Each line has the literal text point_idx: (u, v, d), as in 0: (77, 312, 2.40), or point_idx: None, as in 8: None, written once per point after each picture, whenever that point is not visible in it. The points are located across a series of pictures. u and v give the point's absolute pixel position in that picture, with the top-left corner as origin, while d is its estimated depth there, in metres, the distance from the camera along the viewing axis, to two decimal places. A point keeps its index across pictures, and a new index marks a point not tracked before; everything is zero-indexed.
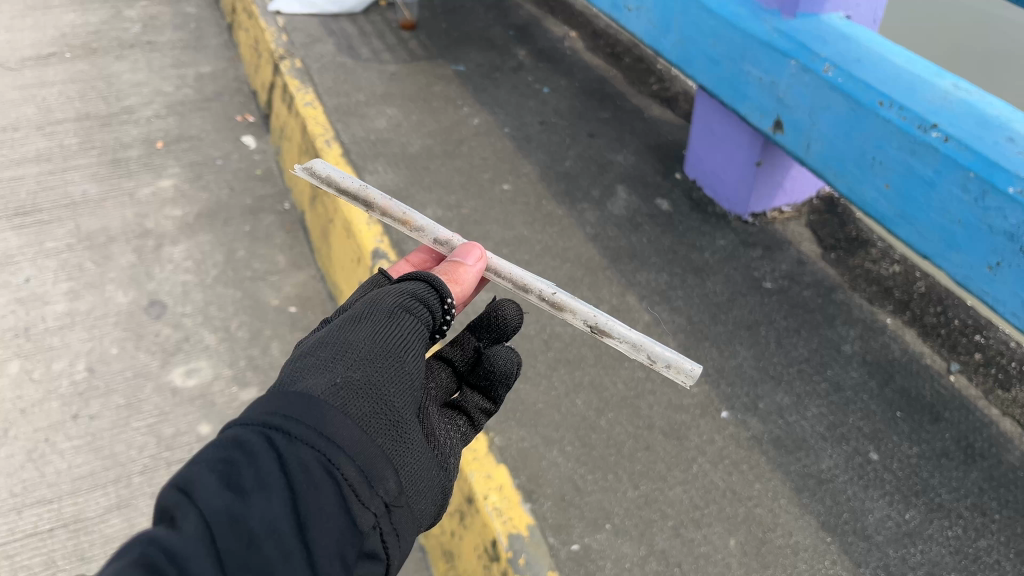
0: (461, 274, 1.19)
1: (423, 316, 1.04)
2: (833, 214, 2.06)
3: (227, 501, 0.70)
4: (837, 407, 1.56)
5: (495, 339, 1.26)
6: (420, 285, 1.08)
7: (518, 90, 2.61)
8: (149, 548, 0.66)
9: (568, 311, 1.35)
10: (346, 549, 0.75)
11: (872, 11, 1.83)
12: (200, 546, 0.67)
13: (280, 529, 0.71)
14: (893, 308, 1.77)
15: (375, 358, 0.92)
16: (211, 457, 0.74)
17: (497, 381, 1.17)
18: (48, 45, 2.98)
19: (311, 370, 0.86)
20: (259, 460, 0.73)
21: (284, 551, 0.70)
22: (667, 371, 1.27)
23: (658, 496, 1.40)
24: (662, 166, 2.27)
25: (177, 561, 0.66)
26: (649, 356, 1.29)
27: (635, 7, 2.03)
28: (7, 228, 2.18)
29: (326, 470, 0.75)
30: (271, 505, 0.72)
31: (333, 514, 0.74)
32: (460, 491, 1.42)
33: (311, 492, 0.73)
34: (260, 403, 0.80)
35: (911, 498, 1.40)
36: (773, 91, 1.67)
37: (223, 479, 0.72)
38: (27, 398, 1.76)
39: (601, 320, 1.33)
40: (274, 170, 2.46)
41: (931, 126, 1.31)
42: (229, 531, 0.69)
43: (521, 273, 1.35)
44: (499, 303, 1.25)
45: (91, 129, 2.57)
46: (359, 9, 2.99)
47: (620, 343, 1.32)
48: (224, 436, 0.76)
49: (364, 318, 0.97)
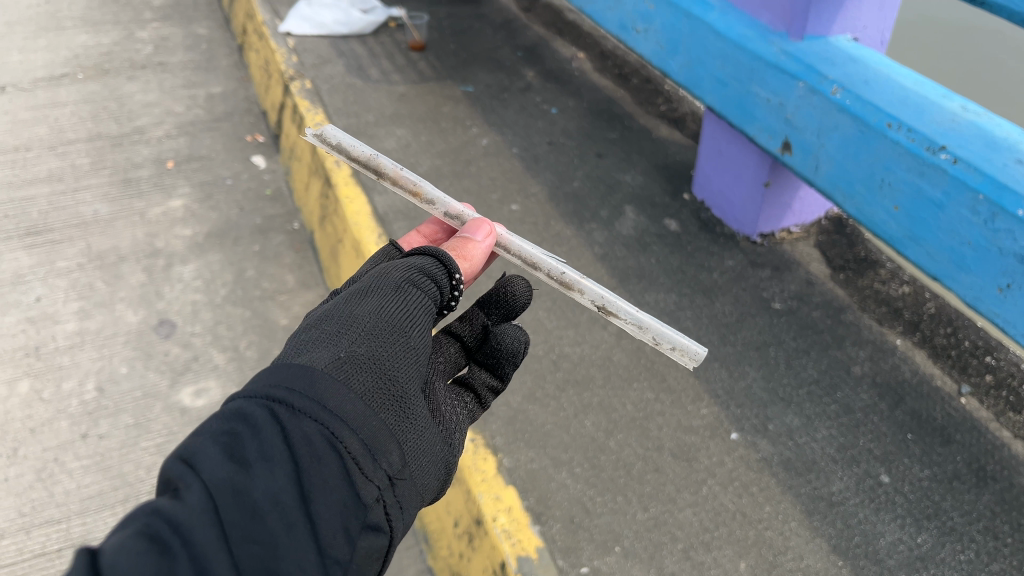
0: (470, 249, 1.19)
1: (428, 291, 1.05)
2: (841, 235, 2.06)
3: (230, 473, 0.69)
4: (847, 428, 1.55)
5: (504, 315, 1.28)
6: (428, 261, 1.09)
7: (526, 111, 2.62)
8: (152, 519, 0.64)
9: (577, 290, 1.36)
10: (350, 522, 0.74)
11: (880, 33, 1.84)
12: (205, 516, 0.65)
13: (283, 501, 0.70)
14: (903, 329, 1.77)
15: (380, 332, 0.92)
16: (214, 429, 0.72)
17: (505, 360, 1.20)
18: (61, 66, 3.01)
19: (316, 344, 0.86)
20: (263, 432, 0.72)
21: (288, 523, 0.69)
22: (673, 353, 1.31)
23: (668, 519, 1.39)
24: (671, 186, 2.27)
25: (181, 531, 0.64)
26: (655, 338, 1.32)
27: (644, 28, 2.04)
28: (18, 247, 2.20)
29: (329, 443, 0.74)
30: (275, 477, 0.70)
31: (337, 487, 0.74)
32: (468, 512, 1.41)
33: (314, 466, 0.72)
34: (262, 376, 0.79)
35: (923, 521, 1.39)
36: (781, 112, 1.68)
37: (226, 450, 0.70)
38: (37, 417, 1.76)
39: (609, 300, 1.34)
40: (283, 190, 2.47)
41: (941, 148, 1.31)
42: (232, 501, 0.67)
43: (531, 250, 1.36)
44: (508, 279, 1.27)
45: (103, 149, 2.59)
46: (368, 31, 3.02)
47: (626, 324, 1.34)
48: (225, 409, 0.75)
49: (371, 292, 0.99)
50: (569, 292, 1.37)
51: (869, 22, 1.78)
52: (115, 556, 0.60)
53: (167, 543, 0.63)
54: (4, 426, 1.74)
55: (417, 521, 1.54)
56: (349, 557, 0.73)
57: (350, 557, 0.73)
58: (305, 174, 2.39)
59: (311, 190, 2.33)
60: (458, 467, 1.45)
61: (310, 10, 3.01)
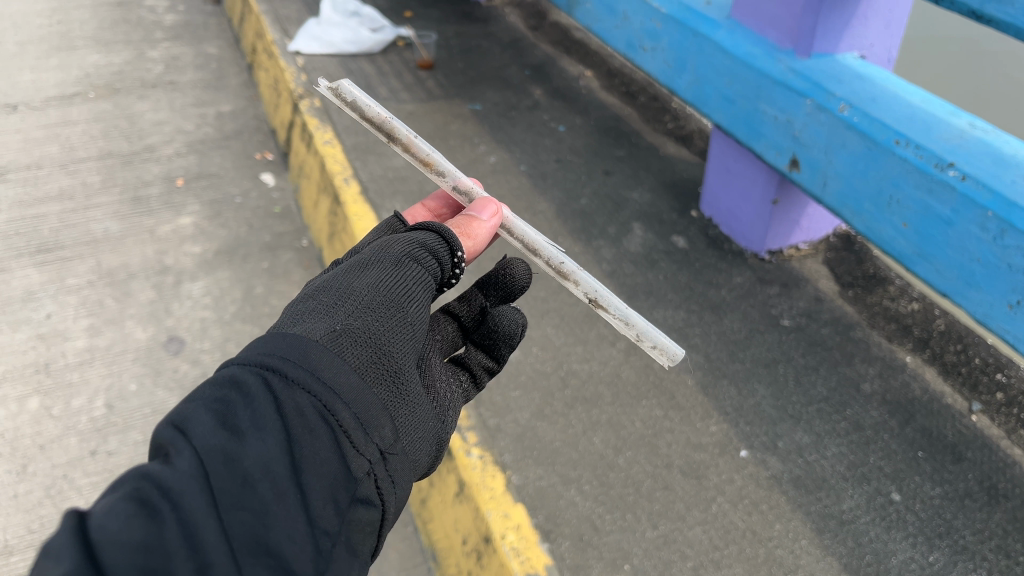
0: (474, 228, 1.20)
1: (429, 267, 1.06)
2: (850, 252, 2.06)
3: (222, 440, 0.70)
4: (858, 446, 1.54)
5: (502, 297, 1.29)
6: (432, 236, 1.10)
7: (534, 129, 2.63)
8: (142, 483, 0.65)
9: (572, 281, 1.37)
10: (339, 494, 0.77)
11: (886, 50, 1.84)
12: (195, 482, 0.67)
13: (274, 470, 0.72)
14: (912, 346, 1.76)
15: (378, 306, 0.93)
16: (207, 396, 0.74)
17: (500, 341, 1.20)
18: (72, 85, 3.04)
19: (312, 314, 0.87)
20: (255, 401, 0.74)
21: (278, 492, 0.71)
22: (653, 351, 1.30)
23: (677, 537, 1.39)
24: (678, 203, 2.28)
25: (171, 496, 0.65)
26: (638, 334, 1.31)
27: (651, 47, 2.05)
28: (29, 265, 2.21)
29: (322, 417, 0.76)
30: (266, 446, 0.72)
31: (328, 460, 0.76)
32: (475, 530, 1.40)
33: (307, 438, 0.75)
34: (257, 344, 0.80)
35: (935, 540, 1.38)
36: (789, 129, 1.68)
37: (218, 417, 0.72)
38: (46, 434, 1.77)
39: (601, 294, 1.34)
40: (292, 208, 2.48)
41: (949, 165, 1.31)
42: (223, 468, 0.69)
43: (534, 234, 1.37)
44: (509, 261, 1.28)
45: (113, 168, 2.61)
46: (377, 50, 3.06)
47: (614, 319, 1.34)
48: (219, 375, 0.76)
49: (372, 264, 0.99)
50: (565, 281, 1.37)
51: (876, 40, 1.79)
52: (104, 518, 0.62)
53: (156, 507, 0.65)
54: (13, 442, 1.75)
55: (426, 540, 1.53)
56: (337, 528, 0.76)
57: (338, 529, 0.76)
58: (314, 192, 2.40)
59: (319, 207, 2.34)
60: (467, 484, 1.45)
61: (319, 29, 3.04)
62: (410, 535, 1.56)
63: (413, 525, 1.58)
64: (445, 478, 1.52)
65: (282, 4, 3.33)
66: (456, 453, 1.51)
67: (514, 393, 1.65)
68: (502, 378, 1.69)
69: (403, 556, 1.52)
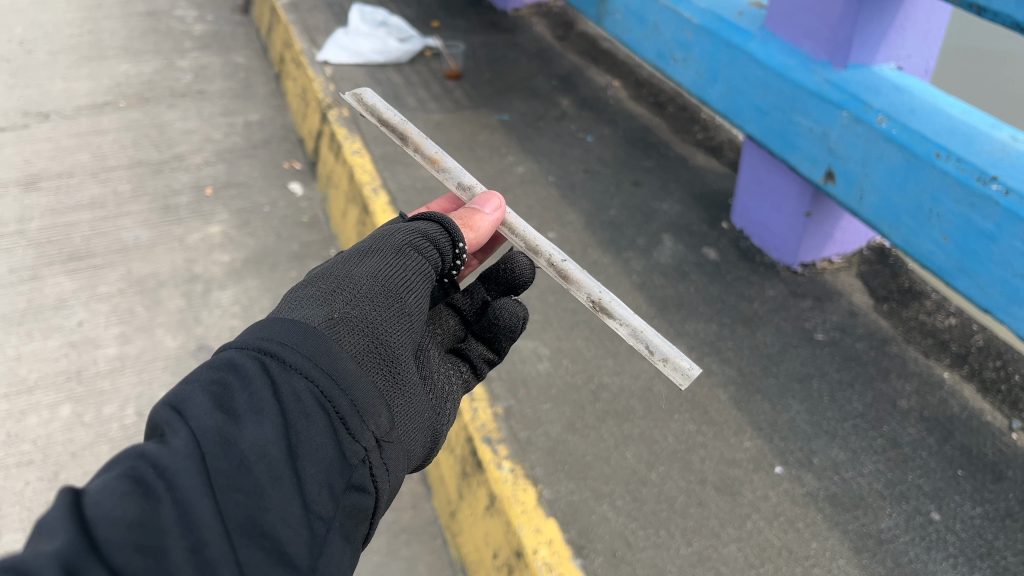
0: (477, 220, 1.21)
1: (430, 256, 1.08)
2: (884, 265, 2.03)
3: (219, 422, 0.72)
4: (895, 463, 1.52)
5: (505, 290, 1.29)
6: (433, 225, 1.12)
7: (562, 139, 2.63)
8: (139, 461, 0.67)
9: (574, 283, 1.31)
10: (334, 480, 0.77)
11: (925, 62, 1.81)
12: (189, 462, 0.68)
13: (271, 454, 0.73)
14: (950, 361, 1.74)
15: (375, 297, 0.95)
16: (205, 380, 0.76)
17: (501, 334, 1.21)
18: (103, 94, 3.08)
19: (311, 302, 0.89)
20: (252, 384, 0.76)
21: (274, 475, 0.72)
22: (662, 366, 1.20)
23: (712, 554, 1.37)
24: (708, 215, 2.26)
25: (165, 475, 0.66)
26: (648, 348, 1.22)
27: (682, 57, 2.04)
28: (61, 272, 2.23)
29: (318, 402, 0.78)
30: (263, 430, 0.73)
31: (325, 446, 0.77)
32: (506, 544, 1.39)
33: (303, 422, 0.76)
34: (257, 329, 0.82)
35: (976, 560, 1.35)
36: (823, 141, 1.66)
37: (215, 400, 0.74)
38: (78, 441, 1.77)
39: (606, 298, 1.28)
40: (320, 217, 2.49)
41: (991, 179, 1.29)
42: (218, 448, 0.70)
43: (533, 234, 1.34)
44: (511, 256, 1.27)
45: (143, 176, 2.63)
46: (404, 59, 3.07)
47: (620, 327, 1.26)
48: (216, 360, 0.78)
49: (373, 253, 1.02)
50: (566, 282, 1.32)
51: (913, 51, 1.76)
52: (99, 496, 0.63)
53: (150, 486, 0.65)
54: (45, 449, 1.76)
55: (455, 553, 1.53)
56: (332, 514, 0.76)
57: (333, 514, 0.76)
58: (342, 201, 2.41)
59: (347, 217, 2.35)
60: (498, 497, 1.44)
61: (347, 39, 3.06)
62: (440, 548, 1.56)
63: (442, 538, 1.57)
64: (474, 491, 1.51)
65: (310, 14, 3.34)
66: (487, 465, 1.50)
67: (545, 406, 1.64)
68: (532, 391, 1.68)
69: (432, 568, 1.52)
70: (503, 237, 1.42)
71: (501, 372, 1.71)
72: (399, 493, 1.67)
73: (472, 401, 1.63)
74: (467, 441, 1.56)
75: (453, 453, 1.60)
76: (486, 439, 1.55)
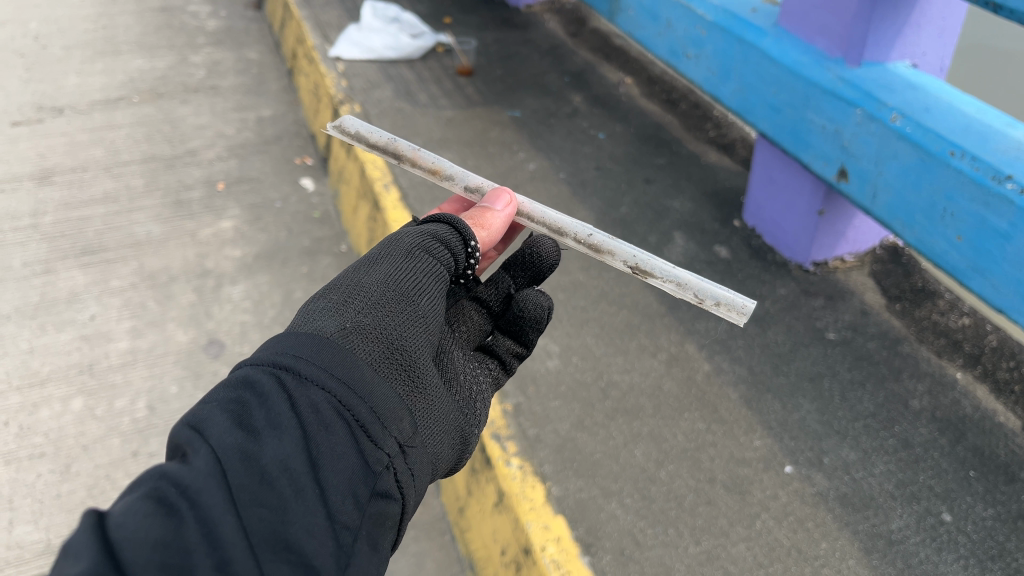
0: (489, 219, 1.21)
1: (442, 258, 1.08)
2: (897, 265, 2.01)
3: (238, 439, 0.72)
4: (906, 463, 1.51)
5: (531, 277, 1.31)
6: (444, 227, 1.12)
7: (573, 136, 2.62)
8: (161, 482, 0.67)
9: (607, 253, 1.33)
10: (358, 489, 0.77)
11: (940, 59, 1.79)
12: (212, 480, 0.67)
13: (293, 467, 0.72)
14: (963, 362, 1.72)
15: (388, 303, 0.95)
16: (222, 399, 0.76)
17: (528, 326, 1.22)
18: (117, 89, 3.09)
19: (324, 313, 0.89)
20: (269, 400, 0.75)
21: (297, 488, 0.72)
22: (716, 309, 1.24)
23: (721, 553, 1.36)
24: (720, 213, 2.25)
25: (188, 494, 0.66)
26: (697, 295, 1.25)
27: (695, 54, 2.03)
28: (74, 266, 2.24)
29: (337, 412, 0.77)
30: (283, 444, 0.73)
31: (346, 455, 0.76)
32: (514, 541, 1.39)
33: (323, 434, 0.75)
34: (272, 345, 0.82)
35: (988, 562, 1.34)
36: (839, 140, 1.65)
37: (233, 418, 0.74)
38: (89, 434, 1.78)
39: (642, 259, 1.30)
40: (331, 213, 2.49)
41: (1006, 178, 1.28)
42: (240, 464, 0.70)
43: (555, 215, 1.35)
44: (536, 240, 1.30)
45: (157, 172, 2.64)
46: (416, 56, 3.07)
47: (664, 284, 1.29)
48: (233, 377, 0.78)
49: (383, 260, 1.02)
50: (599, 255, 1.34)
51: (928, 49, 1.75)
52: (122, 517, 0.63)
53: (173, 505, 0.65)
54: (57, 442, 1.77)
55: (464, 549, 1.53)
56: (358, 523, 0.75)
57: (359, 524, 0.76)
58: (354, 197, 2.41)
59: (359, 213, 2.35)
60: (507, 494, 1.44)
61: (360, 35, 3.06)
62: (447, 544, 1.56)
63: (450, 534, 1.57)
64: (483, 487, 1.51)
65: (322, 10, 3.35)
66: (496, 462, 1.50)
67: (554, 403, 1.64)
68: (541, 389, 1.67)
69: (440, 565, 1.52)
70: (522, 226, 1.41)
71: None
72: None
73: None
74: None
75: None
76: (495, 435, 1.55)
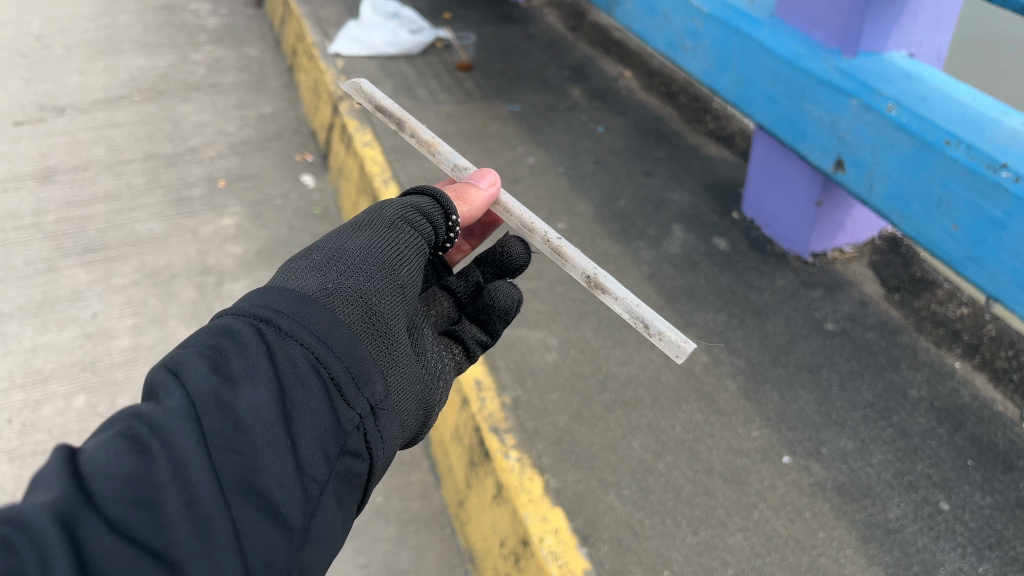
0: (471, 194, 1.22)
1: (423, 231, 1.09)
2: (896, 255, 2.01)
3: (214, 385, 0.72)
4: (905, 453, 1.51)
5: (500, 273, 1.31)
6: (426, 199, 1.13)
7: (573, 130, 2.62)
8: (134, 422, 0.67)
9: (567, 260, 1.30)
10: (329, 445, 0.78)
11: (936, 48, 1.80)
12: (185, 423, 0.68)
13: (266, 416, 0.73)
14: (962, 351, 1.72)
15: (368, 268, 0.95)
16: (201, 344, 0.77)
17: (495, 316, 1.21)
18: (119, 88, 3.10)
19: (305, 273, 0.90)
20: (248, 349, 0.76)
21: (269, 437, 0.72)
22: (656, 339, 1.19)
23: (718, 543, 1.37)
24: (720, 205, 2.24)
25: (161, 434, 0.67)
26: (643, 322, 1.20)
27: (692, 46, 2.03)
28: (76, 264, 2.25)
29: (314, 369, 0.78)
30: (259, 393, 0.74)
31: (318, 411, 0.77)
32: (513, 533, 1.39)
33: (298, 389, 0.76)
34: (252, 298, 0.82)
35: (984, 550, 1.35)
36: (835, 129, 1.65)
37: (211, 363, 0.74)
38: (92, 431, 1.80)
39: (599, 274, 1.27)
40: (332, 210, 2.51)
41: (1001, 166, 1.27)
42: (215, 411, 0.71)
43: (528, 212, 1.34)
44: (507, 240, 1.29)
45: (157, 170, 2.65)
46: (416, 51, 3.07)
47: (614, 303, 1.25)
48: (214, 325, 0.79)
49: (364, 227, 1.03)
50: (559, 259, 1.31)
51: (925, 39, 1.75)
52: (95, 454, 0.65)
53: (146, 444, 0.66)
54: (60, 439, 1.78)
55: (464, 542, 1.53)
56: (326, 476, 0.76)
57: (328, 478, 0.76)
58: (354, 193, 2.42)
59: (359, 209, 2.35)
60: (505, 486, 1.44)
61: (359, 31, 3.06)
62: (448, 537, 1.56)
63: (450, 527, 1.58)
64: (483, 480, 1.51)
65: (322, 7, 3.33)
66: (494, 455, 1.50)
67: (553, 396, 1.64)
68: (540, 381, 1.68)
69: (440, 558, 1.53)
70: (498, 220, 1.41)
71: (510, 363, 1.71)
72: (409, 481, 1.67)
73: (481, 392, 1.63)
74: (475, 431, 1.57)
75: (462, 442, 1.61)
76: (494, 429, 1.55)
